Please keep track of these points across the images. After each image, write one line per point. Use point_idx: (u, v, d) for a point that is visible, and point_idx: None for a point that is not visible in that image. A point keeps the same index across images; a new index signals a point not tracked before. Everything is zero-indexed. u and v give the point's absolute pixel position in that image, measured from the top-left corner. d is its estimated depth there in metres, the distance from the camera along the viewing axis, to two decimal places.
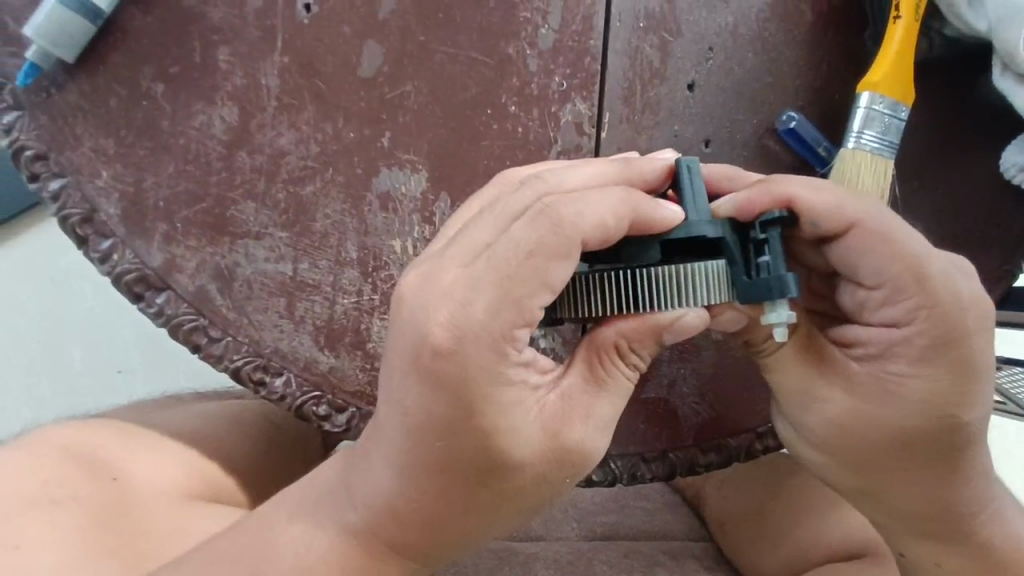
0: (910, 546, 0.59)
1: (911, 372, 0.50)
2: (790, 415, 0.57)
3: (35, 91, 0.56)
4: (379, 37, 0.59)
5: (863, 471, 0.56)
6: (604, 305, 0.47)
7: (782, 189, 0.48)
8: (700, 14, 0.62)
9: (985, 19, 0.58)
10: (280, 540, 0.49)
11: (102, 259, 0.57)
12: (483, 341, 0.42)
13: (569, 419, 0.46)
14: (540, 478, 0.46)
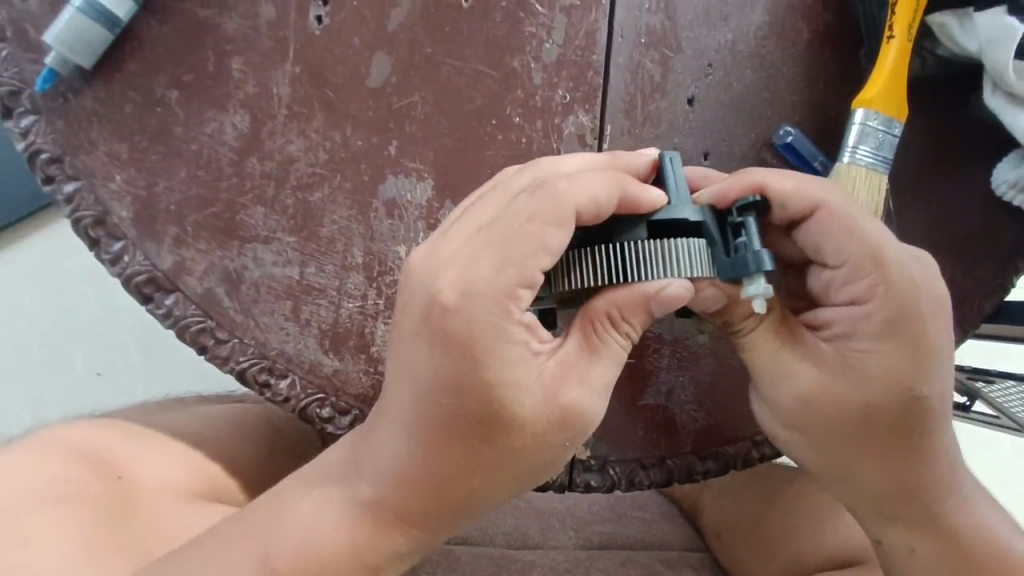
0: (884, 533, 0.59)
1: (873, 348, 0.52)
2: (761, 394, 0.57)
3: (53, 96, 0.58)
4: (388, 49, 0.61)
5: (832, 452, 0.56)
6: (593, 278, 0.49)
7: (751, 177, 0.50)
8: (700, 32, 0.64)
9: (976, 41, 0.60)
10: (282, 526, 0.51)
11: (113, 261, 0.58)
12: (487, 299, 0.44)
13: (565, 381, 0.47)
14: (542, 438, 0.47)
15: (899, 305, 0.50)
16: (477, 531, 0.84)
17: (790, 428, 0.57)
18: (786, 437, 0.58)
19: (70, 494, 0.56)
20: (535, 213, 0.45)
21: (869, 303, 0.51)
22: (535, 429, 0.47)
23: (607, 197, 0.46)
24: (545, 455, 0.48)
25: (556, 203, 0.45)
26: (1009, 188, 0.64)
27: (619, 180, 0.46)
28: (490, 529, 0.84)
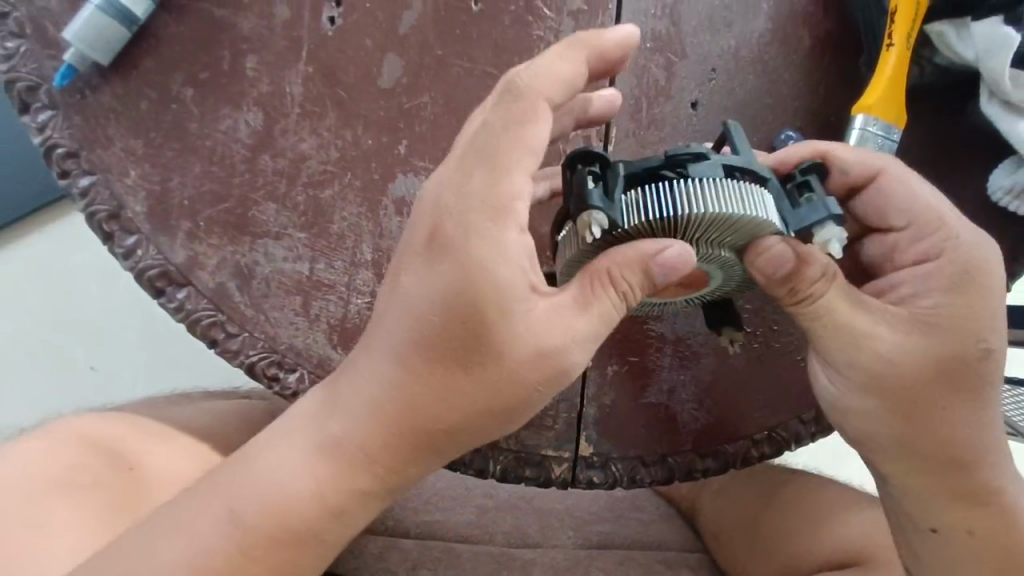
0: (933, 510, 0.58)
1: (944, 304, 0.52)
2: (835, 362, 0.53)
3: (70, 92, 0.59)
4: (399, 50, 0.62)
5: (907, 420, 0.54)
6: (667, 210, 0.45)
7: (815, 145, 0.55)
8: (704, 37, 0.65)
9: (972, 49, 0.62)
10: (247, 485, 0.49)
11: (126, 255, 0.59)
12: (484, 208, 0.44)
13: (552, 324, 0.45)
14: (514, 372, 0.45)
15: (971, 258, 0.52)
16: (478, 529, 0.84)
17: (870, 396, 0.54)
18: (860, 406, 0.55)
19: (85, 481, 0.57)
20: (530, 84, 0.45)
21: (947, 256, 0.53)
22: (517, 360, 0.45)
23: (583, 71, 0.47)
24: (517, 396, 0.46)
25: (547, 77, 0.45)
26: (1006, 194, 0.65)
27: (590, 50, 0.48)
28: (491, 528, 0.85)
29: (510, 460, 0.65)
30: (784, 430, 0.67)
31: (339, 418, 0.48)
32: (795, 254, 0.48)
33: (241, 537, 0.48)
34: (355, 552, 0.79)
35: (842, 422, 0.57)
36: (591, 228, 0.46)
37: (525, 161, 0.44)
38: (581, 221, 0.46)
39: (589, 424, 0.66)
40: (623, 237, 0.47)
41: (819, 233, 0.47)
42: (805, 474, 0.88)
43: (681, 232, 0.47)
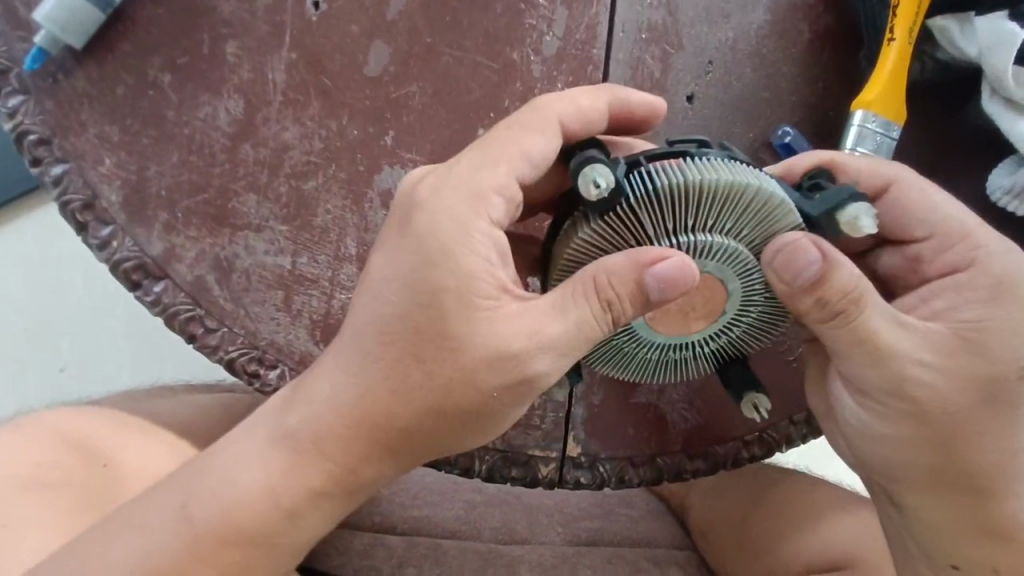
0: (951, 545, 0.57)
1: (977, 319, 0.50)
2: (868, 388, 0.51)
3: (43, 75, 0.57)
4: (386, 37, 0.60)
5: (936, 449, 0.52)
6: (679, 174, 0.43)
7: (823, 154, 0.53)
8: (702, 29, 0.63)
9: (975, 45, 0.60)
10: (206, 485, 0.47)
11: (101, 246, 0.57)
12: (462, 193, 0.45)
13: (521, 332, 0.44)
14: (471, 373, 0.44)
15: (1003, 268, 0.51)
16: (464, 524, 0.83)
17: (903, 423, 0.52)
18: (890, 433, 0.53)
19: (53, 480, 0.55)
20: (551, 104, 0.47)
21: (978, 267, 0.52)
22: (475, 358, 0.44)
23: (604, 109, 0.50)
24: (473, 399, 0.45)
25: (567, 103, 0.48)
26: (1005, 194, 0.63)
27: (615, 95, 0.51)
28: (476, 523, 0.84)
29: (498, 459, 0.64)
30: (774, 431, 0.66)
31: (300, 418, 0.47)
32: (824, 252, 0.44)
33: (193, 537, 0.47)
34: (340, 548, 0.78)
35: (868, 453, 0.55)
36: (597, 187, 0.43)
37: (515, 164, 0.46)
38: (584, 182, 0.43)
39: (577, 423, 0.65)
40: (634, 208, 0.44)
41: (845, 211, 0.46)
42: (795, 472, 0.87)
43: (695, 206, 0.44)
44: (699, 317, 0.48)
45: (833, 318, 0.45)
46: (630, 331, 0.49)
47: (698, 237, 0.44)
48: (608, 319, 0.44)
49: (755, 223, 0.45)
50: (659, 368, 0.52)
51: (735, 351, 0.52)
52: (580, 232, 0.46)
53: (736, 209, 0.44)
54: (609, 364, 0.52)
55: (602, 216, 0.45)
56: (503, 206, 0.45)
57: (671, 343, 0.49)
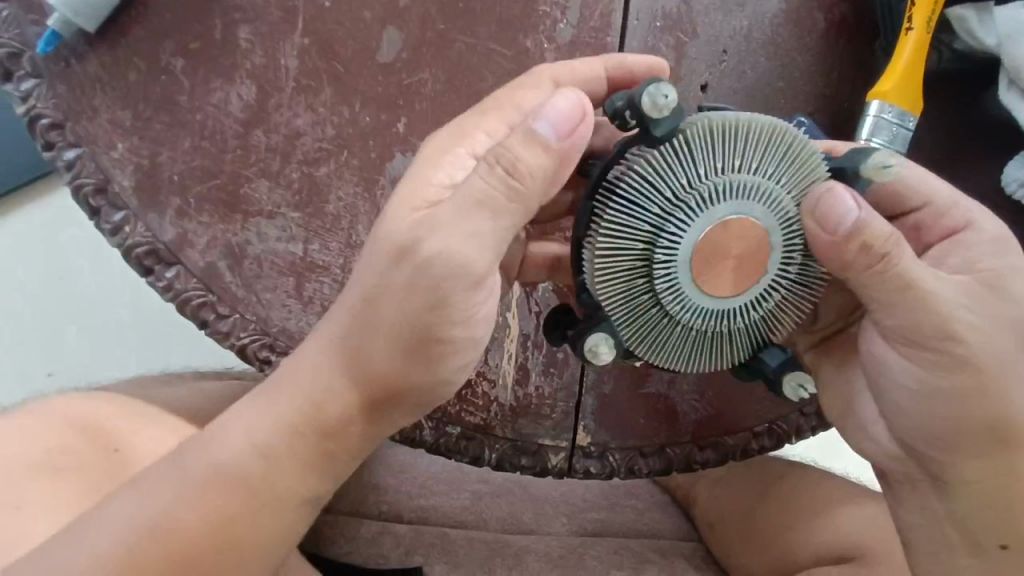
0: (1005, 528, 0.52)
1: (999, 270, 0.49)
2: (905, 331, 0.47)
3: (55, 59, 0.56)
4: (398, 23, 0.60)
5: (978, 402, 0.48)
6: (717, 114, 0.43)
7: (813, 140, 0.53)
8: (717, 17, 0.63)
9: (994, 35, 0.60)
10: (212, 441, 0.47)
11: (113, 231, 0.57)
12: (450, 138, 0.49)
13: (455, 227, 0.43)
14: (386, 286, 0.43)
15: (999, 228, 0.50)
16: (470, 515, 0.83)
17: (940, 371, 0.48)
18: (928, 385, 0.48)
19: (64, 463, 0.55)
20: (549, 70, 0.52)
21: (975, 225, 0.51)
22: (396, 273, 0.43)
23: (599, 72, 0.54)
24: (405, 316, 0.43)
25: (561, 68, 0.53)
26: (1020, 186, 0.63)
27: (610, 59, 0.54)
28: (483, 513, 0.84)
29: (508, 449, 0.64)
30: (784, 423, 0.66)
31: (300, 377, 0.46)
32: (859, 203, 0.43)
33: (187, 488, 0.46)
34: (346, 536, 0.79)
35: (902, 415, 0.51)
36: (660, 109, 0.41)
37: (509, 112, 0.50)
38: (648, 101, 0.41)
39: (588, 413, 0.65)
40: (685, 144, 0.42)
41: (870, 157, 0.45)
42: (802, 465, 0.87)
43: (737, 145, 0.42)
44: (747, 275, 0.44)
45: (868, 267, 0.44)
46: (676, 296, 0.44)
47: (744, 177, 0.42)
48: (515, 181, 0.42)
49: (793, 170, 0.44)
50: (702, 347, 0.47)
51: (778, 325, 0.48)
52: (623, 178, 0.43)
53: (774, 151, 0.43)
54: (650, 340, 0.46)
55: (645, 156, 0.42)
56: (487, 143, 0.49)
57: (717, 310, 0.45)
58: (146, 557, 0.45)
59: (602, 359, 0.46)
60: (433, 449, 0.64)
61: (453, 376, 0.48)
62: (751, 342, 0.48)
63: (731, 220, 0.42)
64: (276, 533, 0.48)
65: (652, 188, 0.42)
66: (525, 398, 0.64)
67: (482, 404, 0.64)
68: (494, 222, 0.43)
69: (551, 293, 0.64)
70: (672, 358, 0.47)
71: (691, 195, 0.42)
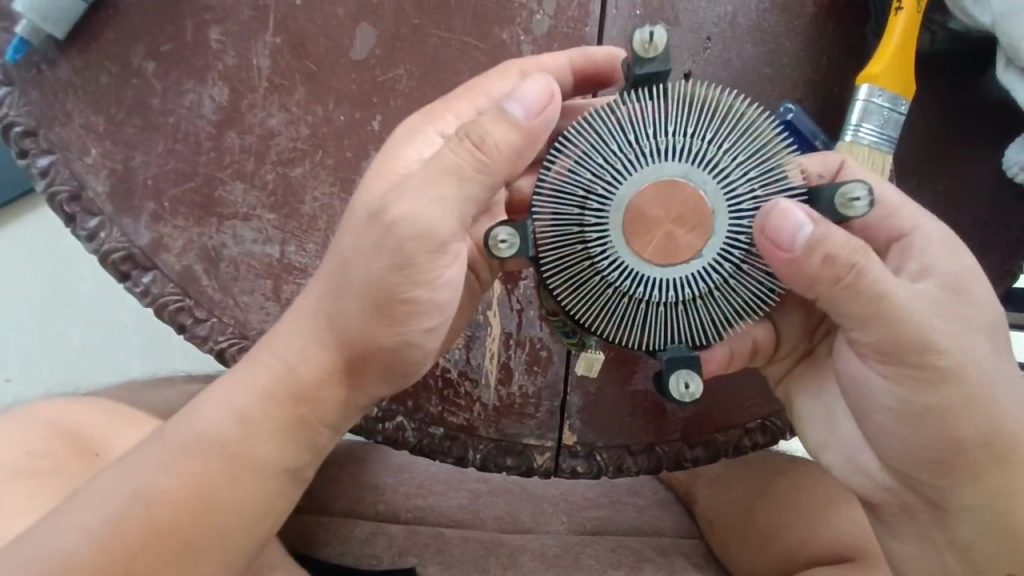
0: (995, 547, 0.51)
1: (955, 281, 0.47)
2: (886, 348, 0.45)
3: (26, 66, 0.57)
4: (371, 20, 0.59)
5: (943, 422, 0.46)
6: (716, 90, 0.43)
7: None
8: (699, 4, 0.61)
9: (989, 13, 0.57)
10: (200, 418, 0.46)
11: (89, 237, 0.57)
12: (422, 118, 0.49)
13: (422, 189, 0.41)
14: (351, 258, 0.42)
15: (945, 228, 0.49)
16: (468, 514, 0.83)
17: (922, 390, 0.45)
18: (913, 404, 0.46)
19: (45, 468, 0.56)
20: (517, 61, 0.52)
21: (923, 229, 0.48)
22: (363, 242, 0.42)
23: (563, 64, 0.53)
24: (373, 281, 0.42)
25: (528, 61, 0.52)
26: (1022, 169, 0.60)
27: (578, 52, 0.53)
28: (480, 513, 0.83)
29: (492, 449, 0.63)
30: (777, 419, 0.64)
31: (277, 345, 0.45)
32: (813, 217, 0.41)
33: (172, 463, 0.45)
34: (340, 537, 0.78)
35: (890, 440, 0.48)
36: (650, 49, 0.42)
37: (477, 99, 0.50)
38: (638, 39, 0.42)
39: (573, 412, 0.63)
40: (661, 101, 0.42)
41: (839, 187, 0.42)
42: (805, 460, 0.85)
43: (719, 120, 0.42)
44: (685, 236, 0.42)
45: (835, 283, 0.42)
46: (603, 240, 0.43)
47: (708, 146, 0.42)
48: (484, 153, 0.41)
49: (767, 176, 0.43)
50: (613, 312, 0.44)
51: (705, 324, 0.45)
52: (590, 121, 0.43)
53: (754, 144, 0.43)
54: (564, 278, 0.44)
55: (628, 97, 0.43)
56: (456, 124, 0.49)
57: (654, 278, 0.43)
58: (131, 527, 0.44)
59: (499, 253, 0.43)
60: (417, 450, 0.63)
61: (420, 340, 0.46)
62: (667, 330, 0.44)
63: (674, 177, 0.42)
64: (260, 501, 0.47)
65: (617, 127, 0.42)
66: (509, 397, 0.63)
67: (464, 404, 0.63)
68: (459, 190, 0.41)
69: (532, 290, 0.63)
70: (578, 309, 0.45)
71: (648, 143, 0.42)
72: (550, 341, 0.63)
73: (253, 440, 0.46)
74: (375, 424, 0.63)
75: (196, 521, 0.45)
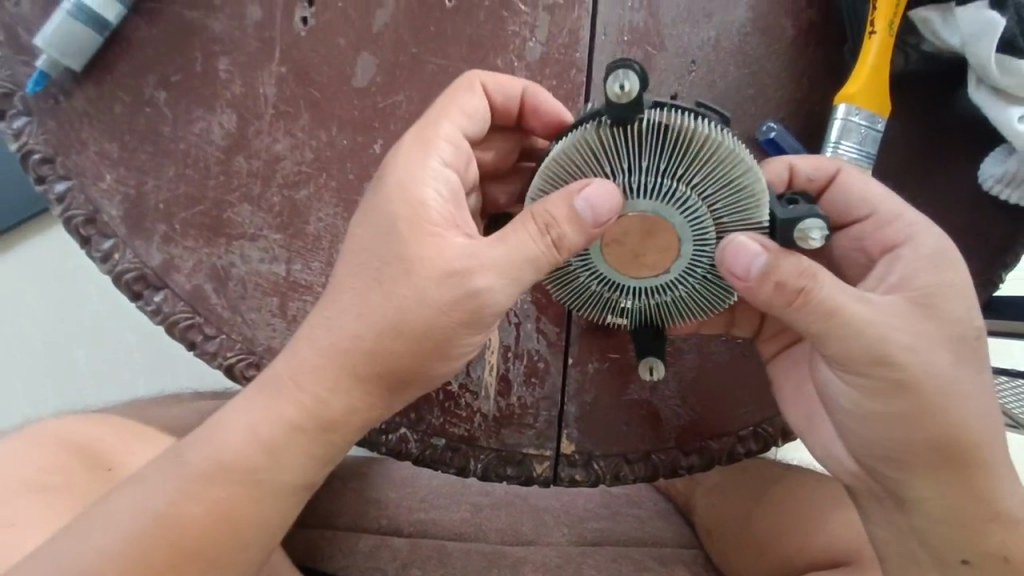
0: (956, 546, 0.53)
1: (932, 296, 0.49)
2: (844, 359, 0.48)
3: (44, 97, 0.59)
4: (372, 48, 0.62)
5: (902, 430, 0.49)
6: (695, 122, 0.44)
7: (781, 161, 0.55)
8: (684, 29, 0.64)
9: (958, 35, 0.60)
10: (218, 436, 0.47)
11: (103, 258, 0.60)
12: (417, 145, 0.50)
13: (503, 269, 0.45)
14: (378, 287, 0.45)
15: (935, 243, 0.50)
16: (470, 526, 0.84)
17: (881, 401, 0.49)
18: (871, 410, 0.49)
19: (59, 483, 0.57)
20: (478, 73, 0.55)
21: (914, 240, 0.51)
22: (393, 282, 0.45)
23: (517, 91, 0.55)
24: (398, 308, 0.45)
25: (489, 76, 0.55)
26: (997, 183, 0.64)
27: (531, 85, 0.56)
28: (482, 526, 0.84)
29: (493, 458, 0.65)
30: (769, 425, 0.65)
31: (288, 366, 0.47)
32: (766, 245, 0.45)
33: (192, 478, 0.46)
34: (344, 550, 0.79)
35: (850, 440, 0.52)
36: (624, 97, 0.42)
37: (456, 118, 0.52)
38: (614, 86, 0.42)
39: (570, 421, 0.65)
40: (636, 140, 0.44)
41: (798, 222, 0.45)
42: (802, 468, 0.87)
43: (691, 156, 0.44)
44: (650, 259, 0.47)
45: (790, 303, 0.46)
46: (583, 255, 0.49)
47: (678, 183, 0.45)
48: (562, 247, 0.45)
49: (733, 206, 0.46)
50: (595, 303, 0.52)
51: (674, 313, 0.52)
52: (570, 152, 0.46)
53: (724, 177, 0.45)
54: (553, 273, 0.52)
55: (605, 129, 0.45)
56: (451, 150, 0.50)
57: (628, 285, 0.50)
58: (154, 544, 0.45)
59: None
60: (420, 461, 0.65)
61: None
62: (640, 317, 0.53)
63: (644, 213, 0.45)
64: (275, 515, 0.48)
65: (593, 159, 0.46)
66: (508, 408, 0.65)
67: (465, 415, 0.65)
68: (534, 274, 0.46)
69: (529, 303, 0.65)
70: (565, 295, 0.53)
71: (620, 179, 0.45)
72: (548, 353, 0.65)
73: (269, 454, 0.47)
74: (379, 436, 0.65)
75: (216, 535, 0.46)
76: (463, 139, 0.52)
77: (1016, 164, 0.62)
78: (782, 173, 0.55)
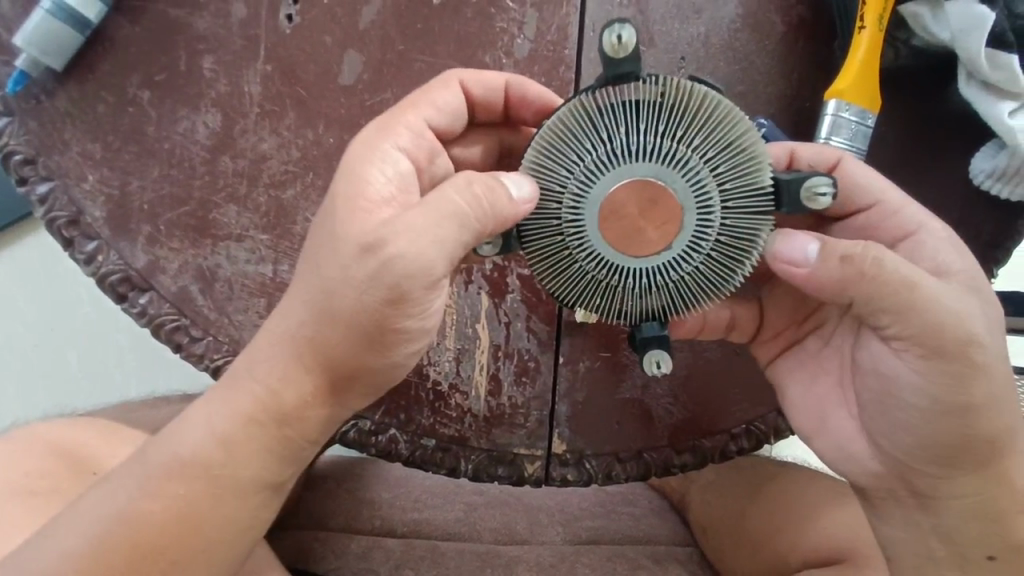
0: (978, 540, 0.54)
1: (978, 284, 0.50)
2: (923, 339, 0.47)
3: (25, 97, 0.59)
4: (358, 46, 0.61)
5: (961, 418, 0.49)
6: (693, 82, 0.44)
7: (782, 146, 0.53)
8: (673, 25, 0.64)
9: (947, 30, 0.60)
10: (190, 438, 0.46)
11: (87, 260, 0.59)
12: (376, 132, 0.49)
13: (421, 230, 0.42)
14: (329, 292, 0.43)
15: (947, 230, 0.52)
16: (464, 526, 0.83)
17: (952, 387, 0.48)
18: (931, 397, 0.49)
19: (44, 486, 0.57)
20: (457, 72, 0.55)
21: (926, 227, 0.52)
22: (346, 279, 0.43)
23: (496, 84, 0.55)
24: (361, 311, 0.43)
25: (468, 73, 0.55)
26: (987, 178, 0.63)
27: (516, 76, 0.56)
28: (476, 525, 0.84)
29: (484, 459, 0.65)
30: (761, 423, 0.65)
31: (258, 369, 0.45)
32: (819, 238, 0.47)
33: (160, 482, 0.45)
34: (336, 551, 0.78)
35: (903, 432, 0.51)
36: (621, 50, 0.42)
37: (423, 109, 0.52)
38: (608, 40, 0.42)
39: (561, 421, 0.65)
40: (634, 98, 0.43)
41: (806, 182, 0.46)
42: (795, 466, 0.86)
43: (690, 117, 0.44)
44: (654, 231, 0.45)
45: (862, 278, 0.46)
46: (579, 232, 0.46)
47: (679, 145, 0.44)
48: (486, 204, 0.43)
49: (737, 170, 0.45)
50: (591, 296, 0.48)
51: (678, 303, 0.48)
52: (567, 117, 0.45)
53: (723, 140, 0.45)
54: (546, 264, 0.48)
55: (602, 91, 0.44)
56: (410, 138, 0.49)
57: (629, 267, 0.46)
58: (118, 546, 0.45)
59: (482, 251, 0.48)
60: (410, 462, 0.65)
61: (406, 362, 0.47)
62: (642, 310, 0.48)
63: (645, 177, 0.44)
64: (243, 515, 0.47)
65: (589, 125, 0.44)
66: (499, 407, 0.65)
67: (456, 415, 0.65)
68: (458, 234, 0.43)
69: (519, 303, 0.64)
70: (560, 291, 0.48)
71: (618, 142, 0.44)
72: (538, 352, 0.65)
73: (248, 457, 0.46)
74: (369, 436, 0.64)
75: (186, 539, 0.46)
76: (428, 130, 0.52)
77: (1007, 159, 0.61)
78: (783, 158, 0.52)
